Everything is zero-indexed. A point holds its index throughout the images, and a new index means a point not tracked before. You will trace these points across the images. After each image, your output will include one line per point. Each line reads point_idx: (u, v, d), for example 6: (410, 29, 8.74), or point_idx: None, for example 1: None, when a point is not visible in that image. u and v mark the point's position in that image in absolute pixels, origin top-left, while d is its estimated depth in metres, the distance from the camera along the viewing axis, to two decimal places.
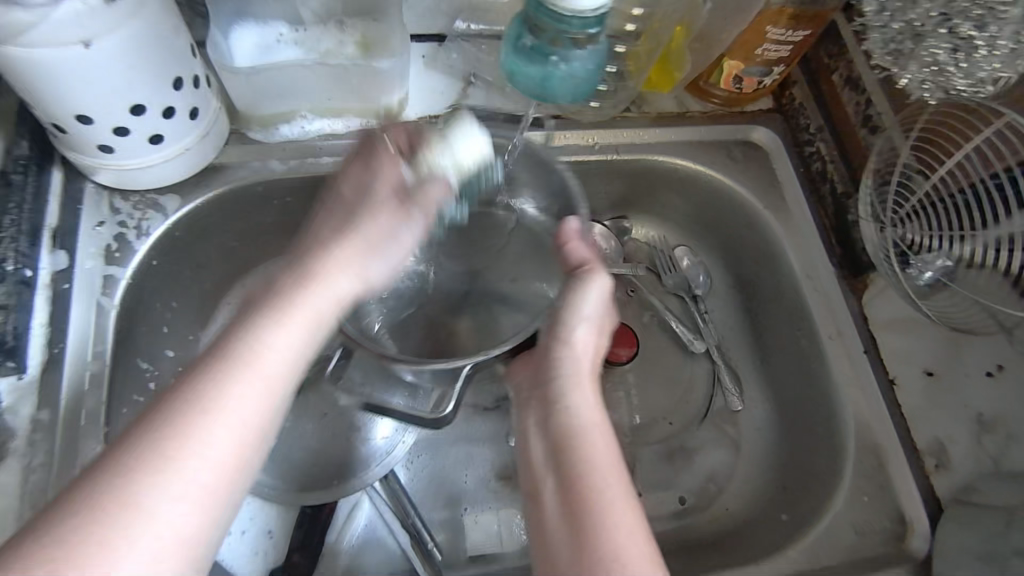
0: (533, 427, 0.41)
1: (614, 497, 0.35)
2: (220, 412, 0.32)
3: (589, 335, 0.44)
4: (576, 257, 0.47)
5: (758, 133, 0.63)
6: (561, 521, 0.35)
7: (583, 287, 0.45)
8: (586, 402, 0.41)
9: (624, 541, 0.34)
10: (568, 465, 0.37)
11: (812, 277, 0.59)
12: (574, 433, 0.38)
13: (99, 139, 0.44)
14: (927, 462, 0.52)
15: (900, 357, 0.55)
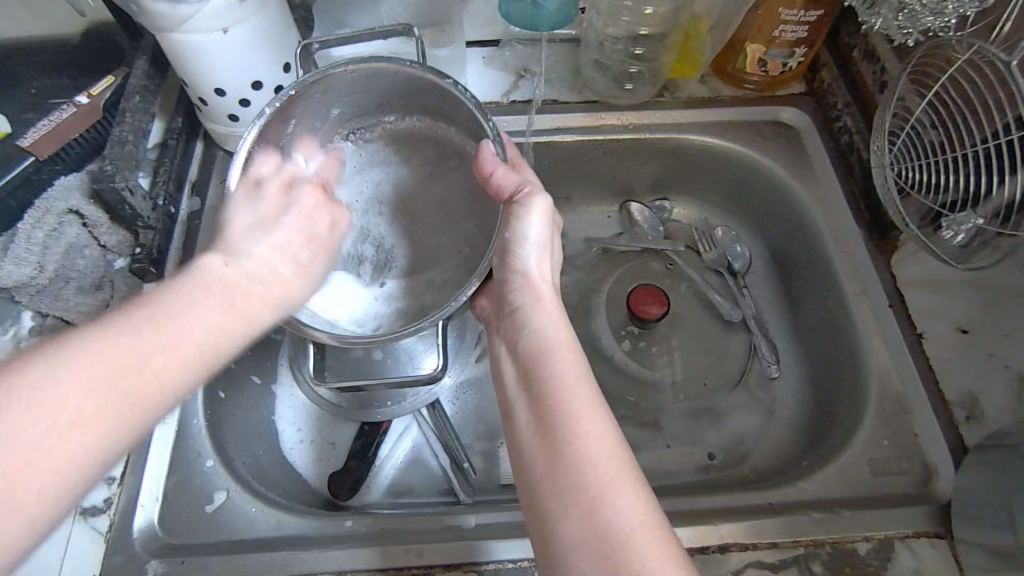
0: (505, 352, 0.45)
1: (579, 392, 0.39)
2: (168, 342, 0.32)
3: (537, 258, 0.48)
4: (506, 186, 0.48)
5: (788, 113, 0.68)
6: (532, 421, 0.39)
7: (520, 213, 0.47)
8: (546, 316, 0.45)
9: (593, 442, 0.37)
10: (540, 382, 0.40)
11: (839, 241, 0.61)
12: (541, 350, 0.42)
13: (230, 110, 0.58)
14: (957, 413, 0.51)
15: (930, 314, 0.55)
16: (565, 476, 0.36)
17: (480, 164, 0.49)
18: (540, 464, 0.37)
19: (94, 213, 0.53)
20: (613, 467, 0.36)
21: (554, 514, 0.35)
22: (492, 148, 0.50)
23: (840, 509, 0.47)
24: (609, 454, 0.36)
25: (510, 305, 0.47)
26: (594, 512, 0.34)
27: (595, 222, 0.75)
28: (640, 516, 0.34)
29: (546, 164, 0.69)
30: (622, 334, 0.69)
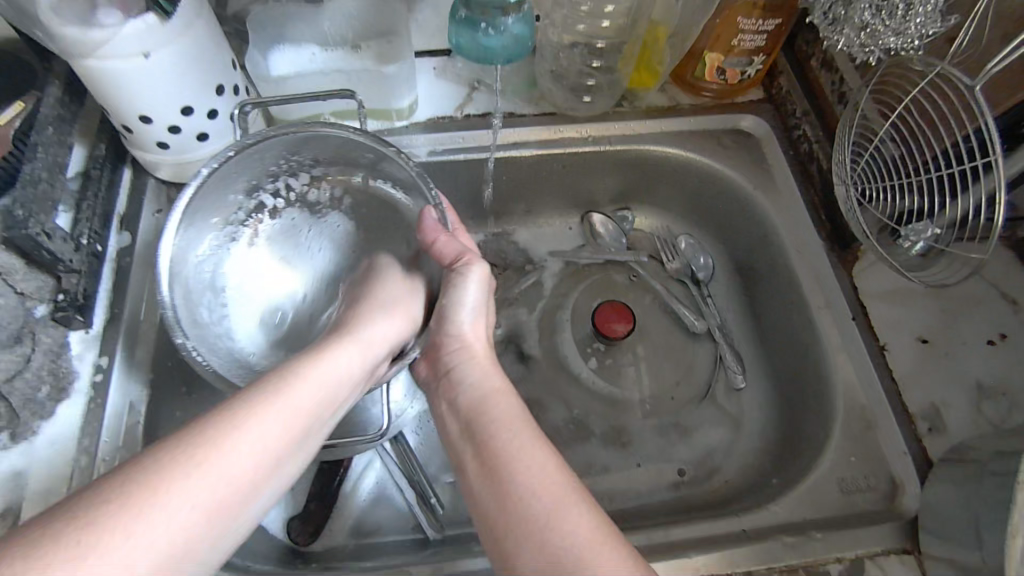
0: (447, 410, 0.44)
1: (524, 439, 0.39)
2: (257, 428, 0.34)
3: (474, 324, 0.49)
4: (448, 254, 0.50)
5: (747, 121, 0.67)
6: (483, 478, 0.38)
7: (457, 281, 0.49)
8: (480, 371, 0.45)
9: (533, 470, 0.37)
10: (480, 431, 0.41)
11: (802, 252, 0.61)
12: (478, 406, 0.42)
13: (160, 137, 0.54)
14: (920, 426, 0.51)
15: (890, 324, 0.56)
16: (513, 509, 0.36)
17: (422, 231, 0.51)
18: (486, 504, 0.37)
19: (8, 261, 0.48)
20: (559, 498, 0.35)
21: (512, 550, 0.35)
22: (436, 215, 0.51)
23: (812, 532, 0.47)
24: (552, 479, 0.37)
25: (446, 368, 0.47)
26: (546, 539, 0.34)
27: (556, 234, 0.73)
28: (591, 534, 0.34)
29: (505, 178, 0.67)
30: (589, 351, 0.67)
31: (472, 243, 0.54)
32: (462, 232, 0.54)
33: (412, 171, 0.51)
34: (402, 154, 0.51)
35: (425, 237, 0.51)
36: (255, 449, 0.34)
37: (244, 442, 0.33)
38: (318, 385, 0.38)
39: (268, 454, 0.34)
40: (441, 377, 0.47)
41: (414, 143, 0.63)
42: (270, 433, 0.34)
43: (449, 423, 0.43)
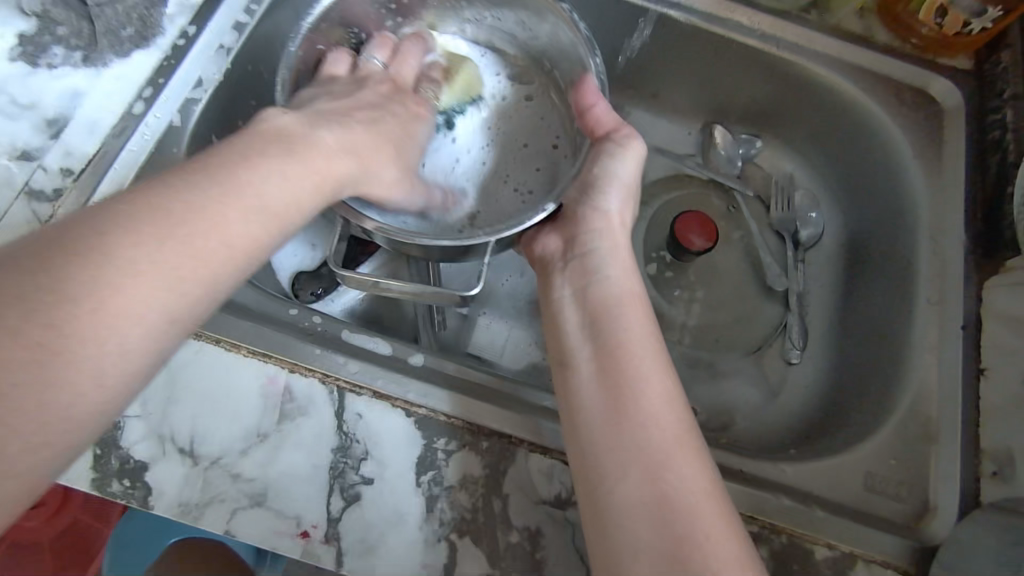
0: (571, 295, 0.41)
1: (653, 361, 0.36)
2: (162, 251, 0.29)
3: (620, 204, 0.44)
4: (605, 124, 0.46)
5: (940, 85, 0.57)
6: (600, 383, 0.35)
7: (613, 153, 0.44)
8: (619, 263, 0.42)
9: (655, 401, 0.34)
10: (608, 329, 0.38)
11: (937, 241, 0.51)
12: (610, 302, 0.39)
13: None
14: (984, 464, 0.44)
15: (1004, 351, 0.47)
16: (625, 427, 0.33)
17: (581, 94, 0.47)
18: (595, 412, 0.35)
19: None
20: (676, 435, 0.33)
21: (613, 471, 0.33)
22: (595, 82, 0.47)
23: (815, 507, 0.42)
24: (671, 416, 0.34)
25: (582, 247, 0.43)
26: (656, 472, 0.32)
27: (673, 135, 0.66)
28: (703, 487, 0.32)
29: (648, 43, 0.60)
30: (653, 258, 0.62)
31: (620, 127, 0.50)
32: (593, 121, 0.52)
33: (579, 33, 0.49)
34: (572, 14, 0.48)
35: (582, 102, 0.47)
36: (205, 231, 0.31)
37: (199, 226, 0.31)
38: (268, 185, 0.34)
39: (231, 244, 0.32)
40: (573, 255, 0.43)
41: None
42: (207, 219, 0.31)
43: (567, 313, 0.40)
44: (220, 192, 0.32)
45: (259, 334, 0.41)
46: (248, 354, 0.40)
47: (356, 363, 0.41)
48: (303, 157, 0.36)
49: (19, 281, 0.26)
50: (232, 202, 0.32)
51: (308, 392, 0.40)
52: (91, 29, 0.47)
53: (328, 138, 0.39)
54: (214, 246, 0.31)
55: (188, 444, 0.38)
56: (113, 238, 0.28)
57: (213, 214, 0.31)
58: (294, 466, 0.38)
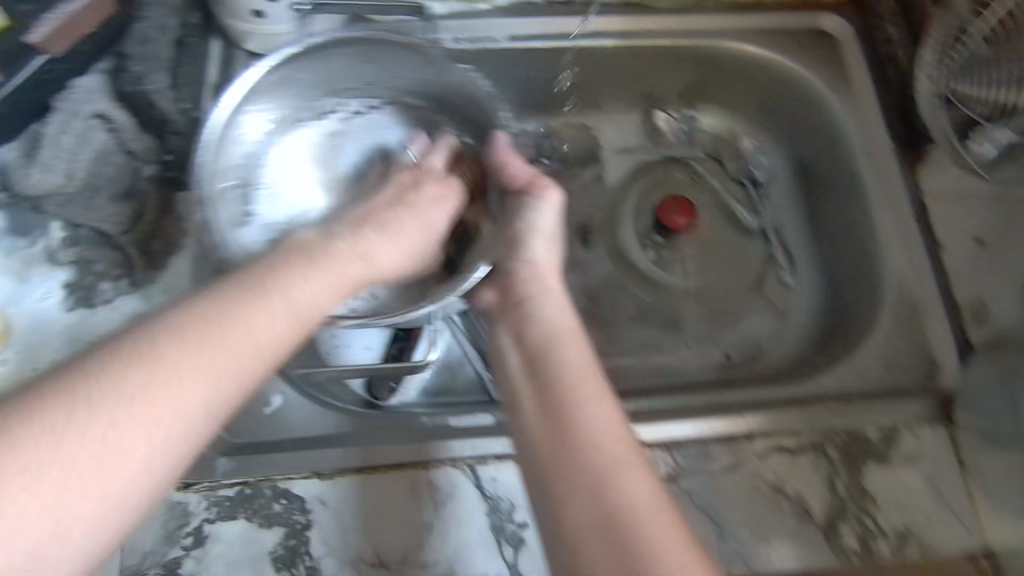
0: (511, 342, 0.47)
1: (593, 390, 0.42)
2: (181, 372, 0.33)
3: (547, 250, 0.51)
4: (521, 176, 0.53)
5: (828, 21, 0.66)
6: (550, 417, 0.41)
7: (532, 205, 0.51)
8: (552, 305, 0.48)
9: (599, 424, 0.40)
10: (550, 371, 0.43)
11: (869, 152, 0.62)
12: (550, 343, 0.45)
13: (256, 4, 0.56)
14: (966, 316, 0.55)
15: (950, 224, 0.58)
16: (572, 455, 0.39)
17: (495, 151, 0.54)
18: (547, 446, 0.40)
19: (121, 117, 0.53)
20: (620, 453, 0.39)
21: (563, 495, 0.38)
22: (506, 138, 0.55)
23: (856, 400, 0.52)
24: (617, 437, 0.40)
25: (517, 296, 0.49)
26: (601, 495, 0.37)
27: (619, 129, 0.74)
28: (646, 497, 0.37)
29: (577, 70, 0.68)
30: (647, 243, 0.70)
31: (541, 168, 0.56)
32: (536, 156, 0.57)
33: (484, 86, 0.54)
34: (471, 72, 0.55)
35: (495, 158, 0.54)
36: (217, 350, 0.34)
37: (205, 347, 0.34)
38: (281, 298, 0.37)
39: (240, 359, 0.35)
40: (509, 305, 0.49)
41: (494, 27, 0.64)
42: (232, 339, 0.35)
43: (513, 357, 0.46)
44: (234, 316, 0.35)
45: (388, 451, 0.49)
46: (388, 471, 0.48)
47: (471, 442, 0.50)
48: (320, 267, 0.40)
49: (90, 385, 0.31)
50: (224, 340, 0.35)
51: (447, 479, 0.48)
52: (125, 255, 0.53)
53: (339, 245, 0.43)
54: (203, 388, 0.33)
55: (376, 558, 0.46)
56: (138, 365, 0.32)
57: (231, 333, 0.35)
58: (463, 539, 0.47)
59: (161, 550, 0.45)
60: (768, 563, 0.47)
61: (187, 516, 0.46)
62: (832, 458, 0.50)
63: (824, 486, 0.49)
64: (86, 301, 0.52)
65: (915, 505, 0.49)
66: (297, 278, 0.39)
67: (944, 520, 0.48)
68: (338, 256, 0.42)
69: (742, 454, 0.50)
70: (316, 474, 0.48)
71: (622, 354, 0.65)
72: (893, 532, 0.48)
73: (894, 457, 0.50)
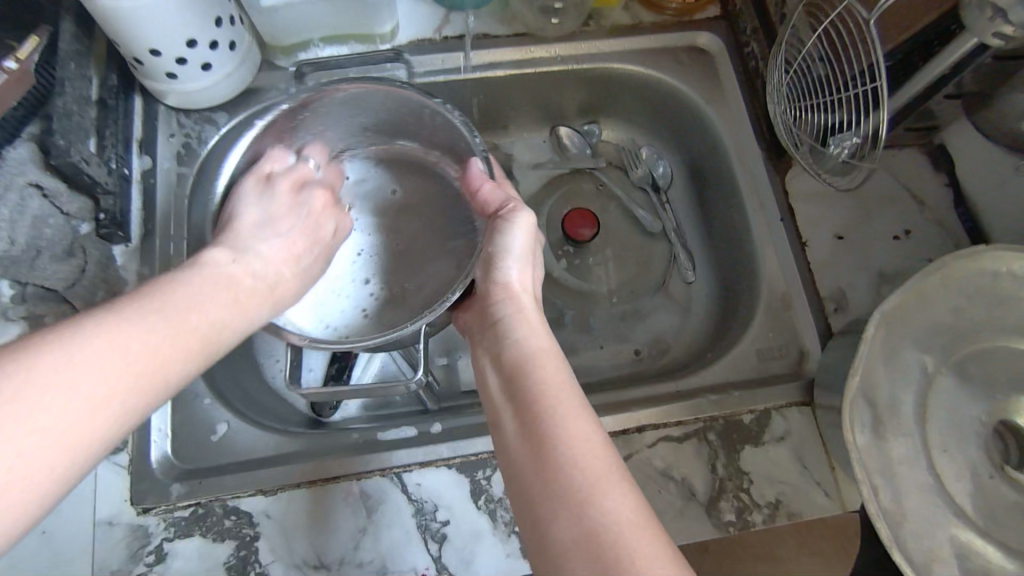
0: (489, 362, 0.48)
1: (568, 405, 0.41)
2: (95, 375, 0.34)
3: (519, 271, 0.53)
4: (493, 203, 0.57)
5: (703, 38, 0.72)
6: (526, 435, 0.40)
7: (506, 227, 0.54)
8: (529, 325, 0.49)
9: (577, 440, 0.39)
10: (526, 387, 0.43)
11: (743, 161, 0.69)
12: (526, 361, 0.45)
13: (167, 69, 0.60)
14: (828, 305, 0.62)
15: (814, 223, 0.65)
16: (552, 472, 0.37)
17: (469, 179, 0.58)
18: (526, 467, 0.39)
19: (53, 184, 0.55)
20: (601, 470, 0.37)
21: (545, 517, 0.36)
22: (481, 164, 0.59)
23: (731, 389, 0.60)
24: (601, 455, 0.38)
25: (494, 315, 0.51)
26: (586, 511, 0.35)
27: (531, 147, 0.80)
28: (630, 516, 0.35)
29: (481, 97, 0.73)
30: (560, 253, 0.77)
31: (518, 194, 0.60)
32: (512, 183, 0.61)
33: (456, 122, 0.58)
34: (445, 107, 0.58)
35: (472, 185, 0.58)
36: (134, 360, 0.36)
37: (122, 354, 0.36)
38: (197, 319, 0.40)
39: (150, 368, 0.37)
40: (489, 325, 0.51)
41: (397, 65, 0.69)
42: (148, 349, 0.37)
43: (492, 375, 0.47)
44: (156, 329, 0.38)
45: (323, 466, 0.55)
46: (324, 484, 0.55)
47: (399, 452, 0.56)
48: (226, 295, 0.44)
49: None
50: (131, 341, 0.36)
51: (377, 486, 0.55)
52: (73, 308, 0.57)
53: (240, 284, 0.47)
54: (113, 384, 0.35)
55: (318, 561, 0.52)
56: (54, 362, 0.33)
57: (151, 344, 0.37)
58: (394, 538, 0.53)
59: (128, 566, 0.52)
60: None
61: (147, 537, 0.52)
62: (712, 442, 0.57)
63: (705, 467, 0.57)
64: None
65: (783, 476, 0.57)
66: (209, 301, 0.42)
67: (807, 487, 0.56)
68: (242, 291, 0.46)
69: (635, 446, 0.57)
70: (260, 492, 0.54)
71: None
72: (764, 502, 0.56)
73: (765, 437, 0.58)
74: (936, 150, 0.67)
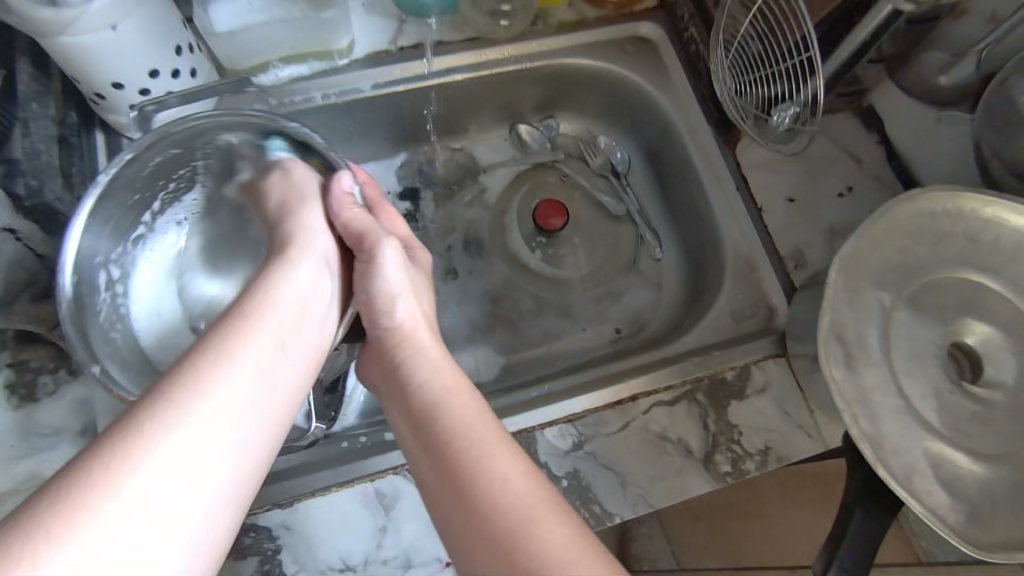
0: (397, 412, 0.45)
1: (482, 441, 0.40)
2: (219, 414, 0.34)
3: (407, 305, 0.50)
4: (358, 229, 0.51)
5: (645, 28, 0.77)
6: (445, 485, 0.39)
7: (371, 264, 0.50)
8: (428, 361, 0.47)
9: (495, 481, 0.38)
10: (435, 435, 0.41)
11: (694, 139, 0.74)
12: (432, 403, 0.43)
13: (130, 101, 0.60)
14: (789, 263, 0.67)
15: (766, 189, 0.71)
16: (476, 522, 0.37)
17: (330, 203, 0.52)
18: (453, 515, 0.38)
19: (26, 227, 0.54)
20: (524, 508, 0.36)
21: (482, 570, 0.36)
22: (348, 181, 0.53)
23: (712, 350, 0.64)
24: (515, 491, 0.37)
25: (390, 361, 0.48)
26: (514, 562, 0.35)
27: (493, 146, 0.83)
28: (567, 545, 0.35)
29: (443, 102, 0.76)
30: (534, 245, 0.80)
31: (385, 216, 0.56)
32: (382, 204, 0.57)
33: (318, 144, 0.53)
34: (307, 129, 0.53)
35: (333, 210, 0.52)
36: (250, 386, 0.36)
37: (224, 383, 0.35)
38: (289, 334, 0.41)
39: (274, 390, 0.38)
40: (387, 372, 0.48)
41: (357, 78, 0.70)
42: (248, 369, 0.37)
43: (399, 429, 0.44)
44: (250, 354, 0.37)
45: (337, 471, 0.56)
46: (339, 488, 0.56)
47: None
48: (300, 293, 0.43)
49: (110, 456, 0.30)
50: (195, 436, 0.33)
51: (391, 484, 0.56)
52: (58, 349, 0.57)
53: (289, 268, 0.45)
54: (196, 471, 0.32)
55: (343, 564, 0.53)
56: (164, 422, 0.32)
57: (250, 367, 0.37)
58: (414, 531, 0.55)
59: None
60: (662, 494, 0.58)
61: None
62: (701, 401, 0.61)
63: (698, 425, 0.60)
64: (27, 399, 0.56)
65: (769, 424, 0.61)
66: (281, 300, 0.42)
67: (792, 432, 0.61)
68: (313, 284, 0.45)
69: (631, 414, 0.60)
70: (276, 505, 0.55)
71: (528, 346, 0.75)
72: (756, 450, 0.60)
73: (748, 391, 0.62)
74: (866, 112, 0.73)
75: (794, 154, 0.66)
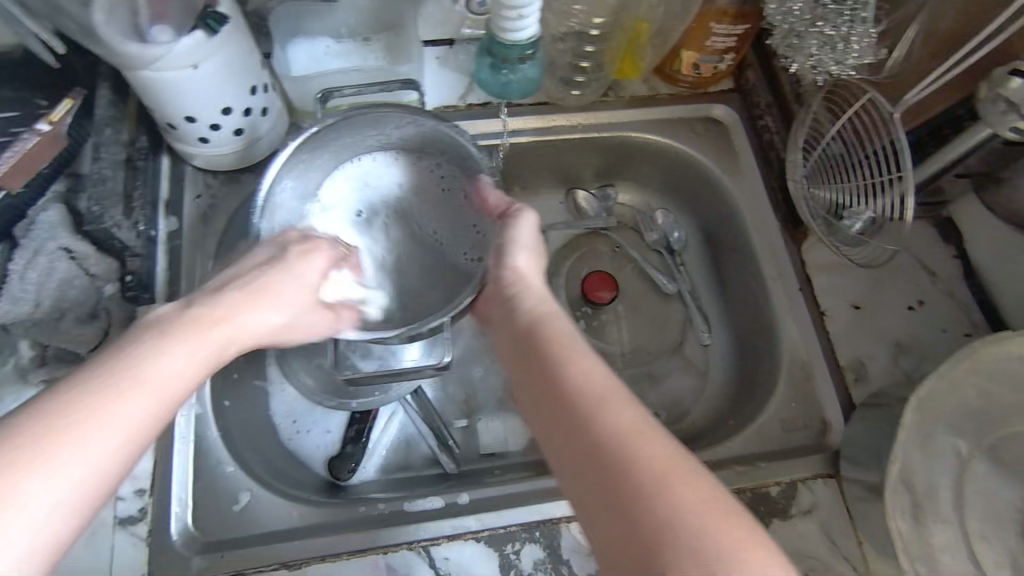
0: (507, 342, 0.48)
1: (580, 356, 0.42)
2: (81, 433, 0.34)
3: (528, 257, 0.54)
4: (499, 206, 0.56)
5: (719, 110, 0.75)
6: (544, 384, 0.41)
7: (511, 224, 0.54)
8: (539, 301, 0.49)
9: (588, 379, 0.39)
10: (539, 350, 0.44)
11: (760, 231, 0.71)
12: (543, 329, 0.46)
13: (199, 134, 0.60)
14: (848, 375, 0.63)
15: (830, 293, 0.67)
16: (564, 408, 0.38)
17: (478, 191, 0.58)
18: (546, 411, 0.40)
19: (82, 249, 0.56)
20: (613, 401, 0.37)
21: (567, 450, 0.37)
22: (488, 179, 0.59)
23: (758, 461, 0.60)
24: (609, 390, 0.38)
25: (506, 299, 0.51)
26: (595, 435, 0.36)
27: (549, 208, 0.81)
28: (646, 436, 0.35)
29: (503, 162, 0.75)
30: (578, 313, 0.77)
31: None
32: None
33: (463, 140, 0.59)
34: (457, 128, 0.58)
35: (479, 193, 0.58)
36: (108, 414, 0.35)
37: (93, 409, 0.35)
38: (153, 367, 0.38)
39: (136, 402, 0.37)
40: (502, 308, 0.51)
41: None
42: (118, 401, 0.36)
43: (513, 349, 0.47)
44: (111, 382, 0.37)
45: (346, 540, 0.54)
46: (349, 557, 0.53)
47: (422, 527, 0.55)
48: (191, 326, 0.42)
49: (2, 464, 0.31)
50: (117, 396, 0.36)
51: (403, 562, 0.53)
52: None
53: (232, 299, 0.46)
54: (127, 414, 0.36)
55: None
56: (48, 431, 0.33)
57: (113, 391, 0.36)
58: None
59: None
60: None
61: None
62: None
63: None
64: None
65: (813, 551, 0.56)
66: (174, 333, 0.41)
67: (836, 564, 0.56)
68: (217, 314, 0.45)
69: None
70: (284, 566, 0.53)
71: None
72: None
73: (793, 510, 0.58)
74: (946, 221, 0.69)
75: (864, 266, 0.62)
